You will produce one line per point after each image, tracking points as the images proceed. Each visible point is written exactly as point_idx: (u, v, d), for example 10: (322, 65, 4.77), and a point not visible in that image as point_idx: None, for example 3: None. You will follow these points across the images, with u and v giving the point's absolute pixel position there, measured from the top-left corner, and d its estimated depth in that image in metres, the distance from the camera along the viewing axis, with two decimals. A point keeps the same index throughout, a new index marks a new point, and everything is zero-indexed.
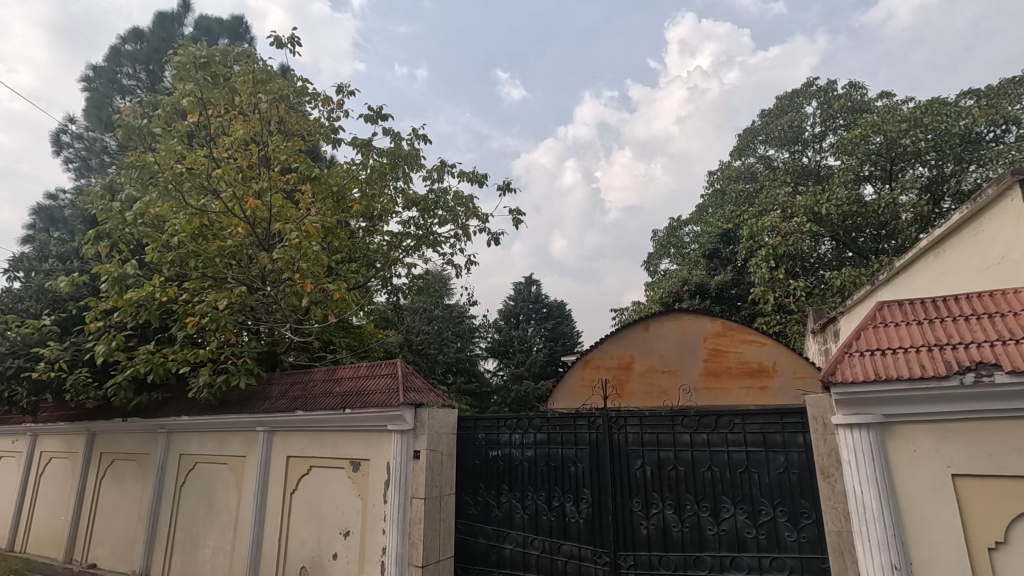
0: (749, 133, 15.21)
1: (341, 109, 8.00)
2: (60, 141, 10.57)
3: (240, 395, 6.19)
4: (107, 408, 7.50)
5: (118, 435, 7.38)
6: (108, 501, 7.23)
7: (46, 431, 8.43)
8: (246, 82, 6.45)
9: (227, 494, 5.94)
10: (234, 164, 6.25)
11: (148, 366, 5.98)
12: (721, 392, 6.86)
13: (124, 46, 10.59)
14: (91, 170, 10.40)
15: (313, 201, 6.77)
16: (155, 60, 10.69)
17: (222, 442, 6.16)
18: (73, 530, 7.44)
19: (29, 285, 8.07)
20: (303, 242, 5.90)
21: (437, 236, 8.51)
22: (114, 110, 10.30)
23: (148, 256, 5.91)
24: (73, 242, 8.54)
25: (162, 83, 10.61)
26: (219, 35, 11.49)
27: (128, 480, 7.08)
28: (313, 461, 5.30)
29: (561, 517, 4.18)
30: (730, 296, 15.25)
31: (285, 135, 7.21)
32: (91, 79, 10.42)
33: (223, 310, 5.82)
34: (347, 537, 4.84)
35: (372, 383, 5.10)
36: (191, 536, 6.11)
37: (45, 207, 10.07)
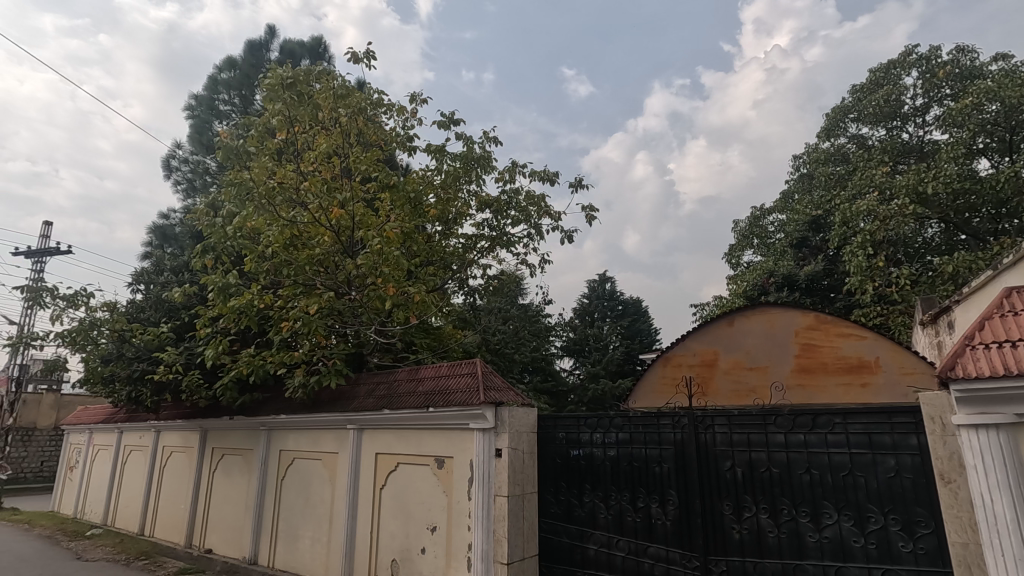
0: (838, 111, 14.13)
1: (415, 118, 8.26)
2: (169, 165, 11.70)
3: (331, 394, 6.55)
4: (216, 406, 8.18)
5: (226, 432, 8.02)
6: (219, 491, 7.89)
7: (167, 427, 9.34)
8: (328, 97, 6.80)
9: (322, 488, 6.29)
10: (319, 177, 6.62)
11: (250, 368, 6.47)
12: (816, 390, 6.40)
13: (219, 75, 11.52)
14: (197, 190, 11.41)
15: (392, 208, 7.03)
16: (246, 85, 11.53)
17: (316, 440, 6.53)
18: (192, 518, 8.18)
19: (148, 296, 8.96)
20: (384, 247, 6.14)
21: (510, 236, 8.58)
22: (213, 134, 11.26)
23: (247, 267, 6.39)
24: (183, 256, 9.40)
25: (253, 106, 11.45)
26: (301, 56, 12.22)
27: (236, 473, 7.68)
28: (400, 458, 5.50)
29: (647, 518, 4.07)
30: (822, 287, 14.26)
31: (364, 146, 7.55)
32: (193, 107, 11.44)
33: (313, 314, 6.19)
34: (434, 532, 4.98)
35: (454, 382, 5.23)
36: (292, 527, 6.53)
37: (159, 226, 11.18)
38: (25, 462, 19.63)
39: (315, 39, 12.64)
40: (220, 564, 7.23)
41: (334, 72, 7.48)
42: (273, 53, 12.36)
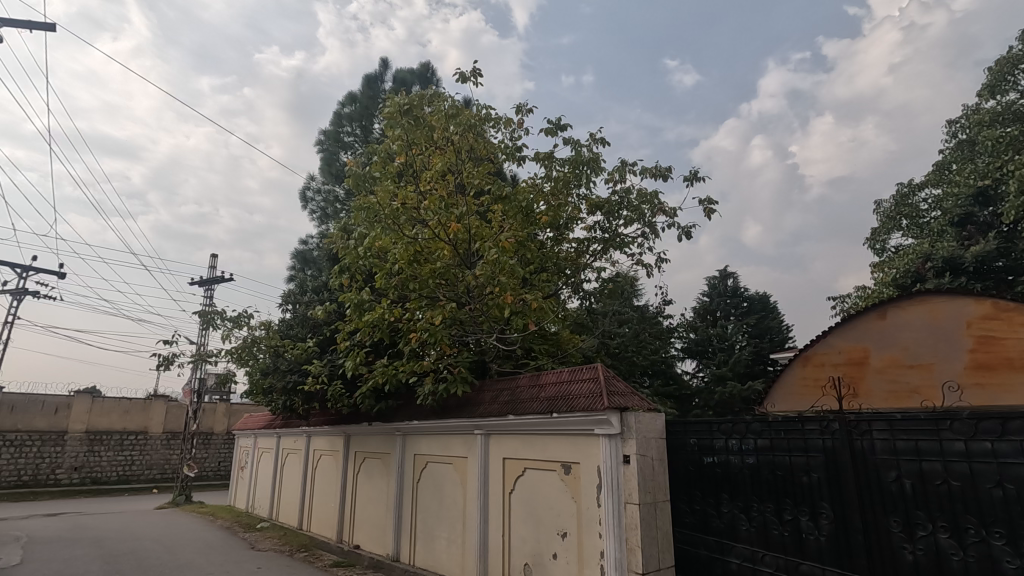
0: (1005, 62, 12.08)
1: (522, 128, 8.41)
2: (305, 196, 13.02)
3: (458, 402, 6.84)
4: (357, 413, 8.89)
5: (366, 437, 8.69)
6: (363, 491, 8.55)
7: (317, 432, 10.33)
8: (440, 118, 7.18)
9: (454, 491, 6.58)
10: (436, 195, 6.96)
11: (385, 377, 6.96)
12: (998, 391, 5.37)
13: (343, 109, 12.61)
14: (329, 217, 12.56)
15: (505, 218, 7.19)
16: (366, 116, 12.52)
17: (447, 445, 6.85)
18: (341, 516, 8.95)
19: (295, 314, 10.00)
20: (500, 256, 6.31)
21: (624, 237, 8.39)
22: (341, 164, 12.39)
23: (378, 283, 6.91)
24: (322, 277, 10.37)
25: (373, 134, 12.40)
26: (413, 83, 13.00)
27: (377, 475, 8.28)
28: (527, 463, 5.58)
29: (796, 533, 3.74)
30: (995, 269, 12.23)
31: (476, 161, 7.82)
32: (322, 142, 12.66)
33: (438, 325, 6.53)
34: (565, 538, 4.98)
35: (576, 387, 5.21)
36: (428, 528, 6.88)
37: (300, 251, 12.48)
38: (207, 461, 22.82)
39: (423, 65, 13.39)
40: (368, 560, 7.82)
41: (443, 93, 7.85)
42: (387, 84, 13.29)
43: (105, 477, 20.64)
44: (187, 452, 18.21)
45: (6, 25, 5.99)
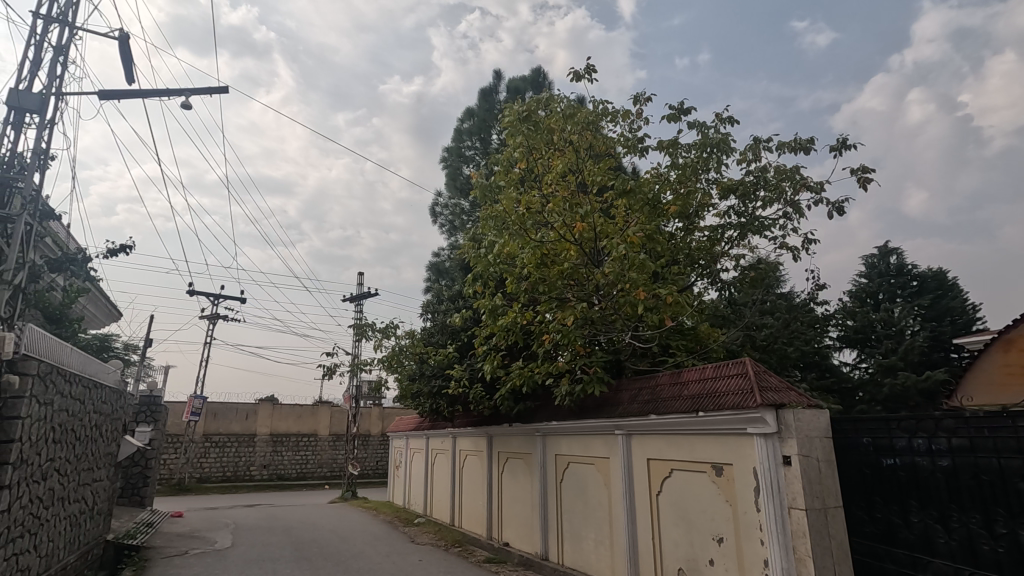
0: None
1: (641, 118, 8.15)
2: (434, 211, 13.83)
3: (595, 402, 6.80)
4: (498, 415, 9.21)
5: (508, 438, 8.96)
6: (509, 491, 8.82)
7: (461, 434, 10.88)
8: (558, 120, 7.21)
9: (598, 492, 6.52)
10: (560, 196, 6.99)
11: (523, 379, 7.14)
12: None
13: (462, 125, 13.21)
14: (458, 229, 13.19)
15: (630, 213, 7.01)
16: (484, 128, 12.98)
17: (587, 445, 6.83)
18: (490, 514, 9.31)
19: (434, 322, 10.65)
20: (628, 252, 6.16)
21: (763, 220, 7.76)
22: (464, 177, 12.97)
23: (510, 288, 7.10)
24: (456, 286, 10.93)
25: (492, 145, 12.83)
26: (526, 89, 13.23)
27: (520, 475, 8.51)
28: (674, 464, 5.37)
29: (1015, 549, 3.13)
30: None
31: (596, 158, 7.73)
32: (446, 158, 13.36)
33: (571, 326, 6.55)
34: (722, 544, 4.70)
35: (723, 384, 4.92)
36: (575, 528, 6.90)
37: (434, 263, 13.26)
38: (367, 460, 25.11)
39: (535, 71, 13.57)
40: (518, 557, 8.04)
41: (558, 95, 7.87)
42: (502, 94, 13.66)
43: (287, 474, 23.62)
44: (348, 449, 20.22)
45: (193, 93, 7.14)
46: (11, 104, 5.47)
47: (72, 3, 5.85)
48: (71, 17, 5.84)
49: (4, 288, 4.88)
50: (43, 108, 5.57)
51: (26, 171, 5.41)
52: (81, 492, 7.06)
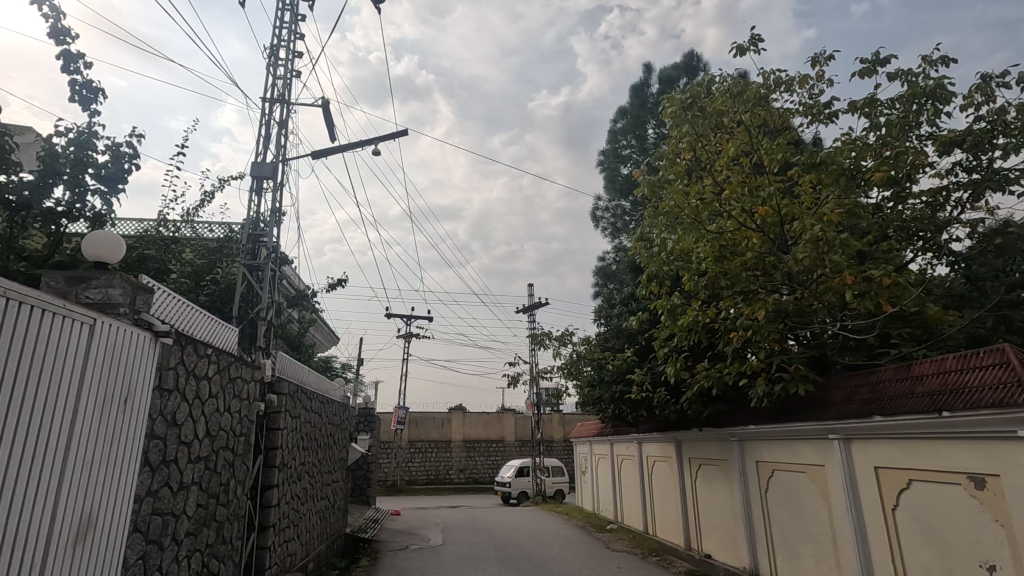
0: None
1: (822, 81, 7.20)
2: (596, 216, 13.79)
3: (801, 403, 6.12)
4: (686, 419, 8.80)
5: (699, 443, 8.48)
6: (705, 499, 8.31)
7: (647, 439, 10.57)
8: (724, 101, 6.67)
9: (814, 503, 5.82)
10: (737, 181, 6.44)
11: (711, 381, 6.72)
12: None
13: (616, 125, 13.01)
14: (621, 230, 13.00)
15: (822, 188, 6.20)
16: (638, 125, 12.62)
17: (795, 451, 6.15)
18: (686, 524, 8.85)
19: (609, 327, 10.61)
20: (826, 232, 5.45)
21: (1006, 173, 6.30)
22: (623, 178, 12.73)
23: (688, 286, 6.73)
24: (627, 288, 10.74)
25: (649, 142, 12.44)
26: (680, 76, 12.58)
27: (716, 482, 7.98)
28: (912, 473, 4.57)
29: None
30: None
31: (772, 135, 7.01)
32: (603, 161, 13.25)
33: (763, 320, 5.98)
34: (994, 573, 3.85)
35: (973, 377, 4.06)
36: (789, 543, 6.22)
37: (601, 268, 13.19)
38: None
39: (687, 55, 12.86)
40: (722, 571, 7.52)
41: (720, 75, 7.33)
42: (655, 86, 13.18)
43: (481, 477, 25.31)
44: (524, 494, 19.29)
45: (380, 141, 8.12)
46: (254, 174, 6.79)
47: (287, 85, 7.07)
48: (287, 96, 7.05)
49: (262, 323, 6.07)
50: (274, 173, 6.80)
51: (267, 227, 6.64)
52: (325, 491, 8.36)
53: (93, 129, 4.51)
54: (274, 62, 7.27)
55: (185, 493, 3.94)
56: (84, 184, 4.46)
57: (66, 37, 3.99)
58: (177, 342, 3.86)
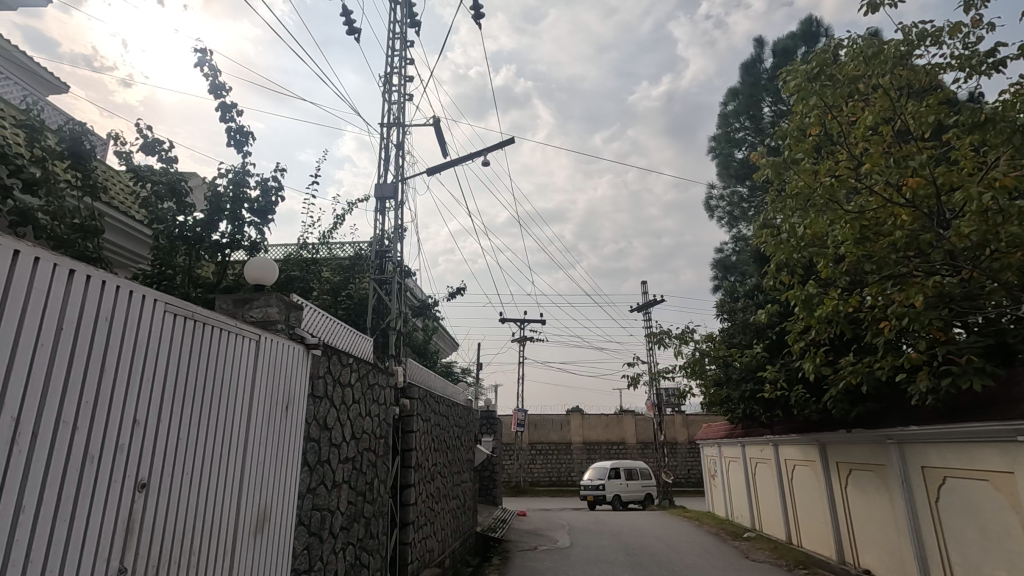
0: None
1: (980, 26, 6.21)
2: (710, 205, 13.05)
3: (977, 399, 5.31)
4: (830, 419, 8.01)
5: (848, 445, 7.67)
6: (859, 508, 7.50)
7: (784, 441, 9.77)
8: (857, 64, 5.97)
9: (1002, 516, 5.01)
10: (879, 151, 5.75)
11: (859, 376, 6.06)
12: None
13: (727, 107, 12.21)
14: (740, 219, 12.19)
15: (989, 150, 5.34)
16: (753, 105, 11.72)
17: (972, 455, 5.35)
18: (838, 535, 8.03)
19: (734, 322, 9.98)
20: (999, 200, 4.68)
21: None
22: (739, 163, 11.93)
23: (825, 273, 6.13)
24: (751, 280, 10.04)
25: (765, 121, 11.54)
26: (797, 46, 11.54)
27: (872, 490, 7.17)
28: None
29: None
30: None
31: (919, 96, 6.17)
32: (715, 147, 12.51)
33: (922, 306, 5.28)
34: None
35: None
36: (972, 561, 5.41)
37: (719, 260, 12.45)
38: (679, 469, 24.76)
39: (804, 22, 11.76)
40: None
41: (849, 38, 6.59)
42: (769, 60, 12.20)
43: None
44: (617, 498, 17.95)
45: (488, 152, 8.37)
46: (377, 195, 7.32)
47: (401, 108, 7.54)
48: (402, 119, 7.52)
49: (392, 333, 6.52)
50: (395, 193, 7.28)
51: (392, 243, 7.12)
52: (456, 491, 8.74)
53: (247, 169, 5.14)
54: (389, 89, 7.79)
55: (338, 491, 4.33)
56: (241, 218, 5.08)
57: (222, 91, 4.59)
58: (325, 353, 4.25)
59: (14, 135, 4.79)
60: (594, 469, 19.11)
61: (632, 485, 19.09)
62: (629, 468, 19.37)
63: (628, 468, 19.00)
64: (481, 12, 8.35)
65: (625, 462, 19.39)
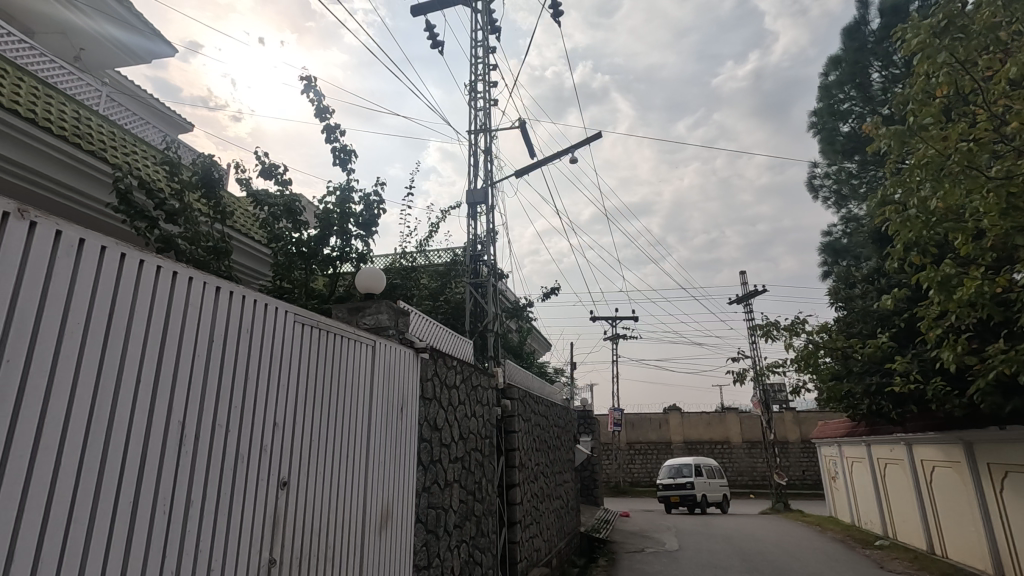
0: None
1: None
2: (814, 185, 12.06)
3: None
4: (977, 415, 7.10)
5: (1002, 444, 6.78)
6: (1020, 516, 6.59)
7: (919, 440, 8.81)
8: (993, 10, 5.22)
9: None
10: None
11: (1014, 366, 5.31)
12: None
13: (829, 78, 11.21)
14: (850, 197, 11.17)
15: None
16: (859, 72, 10.67)
17: None
18: (994, 546, 7.09)
19: (852, 310, 9.16)
20: None
21: None
22: (846, 137, 10.93)
23: (965, 251, 5.44)
24: (870, 263, 9.15)
25: (875, 88, 10.48)
26: (909, 1, 10.37)
27: None
28: None
29: None
30: None
31: None
32: (817, 122, 11.53)
33: None
34: None
35: None
36: None
37: (827, 244, 11.47)
38: (791, 469, 23.12)
39: None
40: None
41: None
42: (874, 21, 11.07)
43: None
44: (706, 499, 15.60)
45: (575, 149, 8.31)
46: (469, 202, 7.49)
47: (487, 114, 7.67)
48: (488, 125, 7.65)
49: (490, 335, 6.65)
50: (486, 197, 7.41)
51: (485, 246, 7.25)
52: (558, 491, 8.73)
53: (351, 185, 5.46)
54: (475, 97, 7.96)
55: (450, 490, 4.47)
56: (349, 231, 5.40)
57: (327, 113, 4.90)
58: (433, 357, 4.41)
59: (156, 171, 5.41)
60: (670, 466, 16.60)
61: (713, 485, 16.57)
62: (709, 466, 16.90)
63: (709, 466, 16.82)
64: (559, 10, 8.32)
65: (705, 460, 17.13)
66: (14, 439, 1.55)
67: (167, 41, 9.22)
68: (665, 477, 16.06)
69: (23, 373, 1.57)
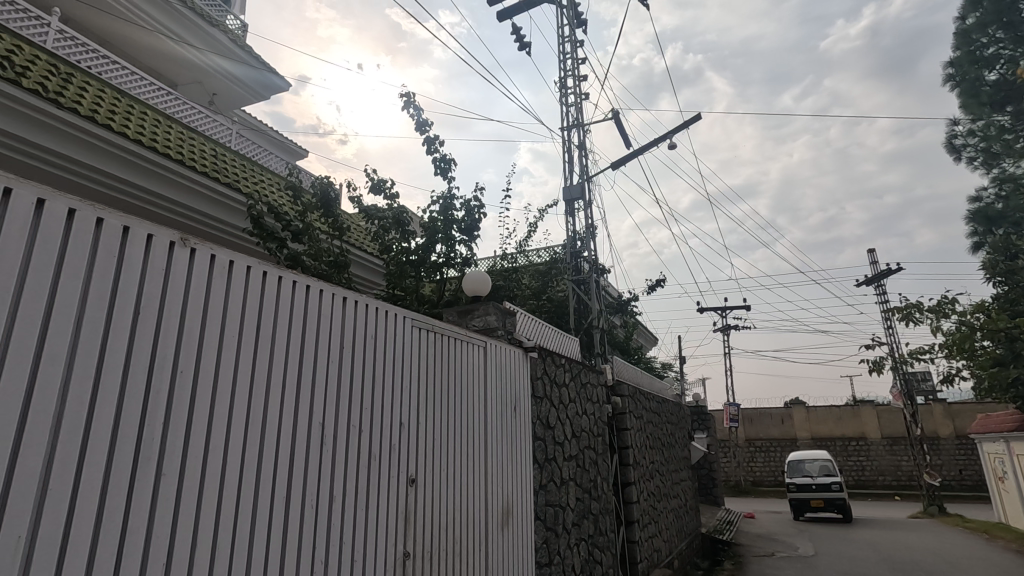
0: None
1: None
2: (955, 145, 10.57)
3: None
4: None
5: None
6: None
7: None
8: None
9: None
10: None
11: None
12: None
13: (967, 22, 9.77)
14: (1004, 154, 9.65)
15: None
16: (1007, 9, 9.20)
17: None
18: None
19: (1017, 284, 7.91)
20: None
21: None
22: (994, 86, 9.47)
23: None
24: None
25: None
26: None
27: None
28: None
29: None
30: None
31: None
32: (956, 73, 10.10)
33: None
34: None
35: None
36: None
37: (977, 211, 10.02)
38: (946, 469, 20.43)
39: None
40: None
41: None
42: None
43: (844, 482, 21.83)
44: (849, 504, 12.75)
45: (673, 134, 7.96)
46: (566, 198, 7.45)
47: (579, 108, 7.58)
48: (581, 119, 7.56)
49: (596, 331, 6.56)
50: (583, 192, 7.34)
51: (585, 242, 7.17)
52: (676, 490, 8.42)
53: (451, 192, 5.65)
54: (565, 93, 7.92)
55: (566, 488, 4.47)
56: (453, 238, 5.59)
57: (426, 126, 5.11)
58: (541, 356, 4.44)
59: (282, 196, 5.97)
60: (796, 465, 13.78)
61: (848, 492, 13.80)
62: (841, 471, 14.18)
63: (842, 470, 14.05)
64: None
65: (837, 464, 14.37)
66: (53, 467, 1.42)
67: (279, 74, 10.11)
68: (795, 476, 13.24)
69: (193, 381, 1.77)
